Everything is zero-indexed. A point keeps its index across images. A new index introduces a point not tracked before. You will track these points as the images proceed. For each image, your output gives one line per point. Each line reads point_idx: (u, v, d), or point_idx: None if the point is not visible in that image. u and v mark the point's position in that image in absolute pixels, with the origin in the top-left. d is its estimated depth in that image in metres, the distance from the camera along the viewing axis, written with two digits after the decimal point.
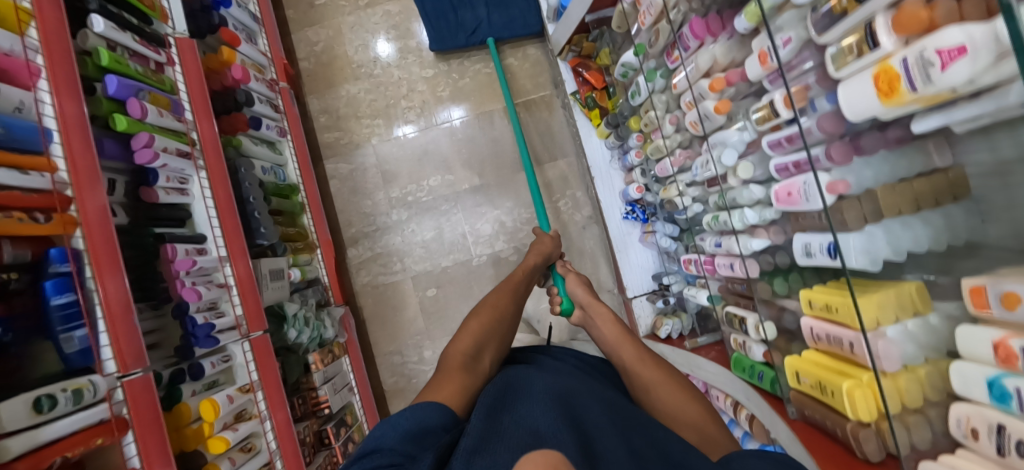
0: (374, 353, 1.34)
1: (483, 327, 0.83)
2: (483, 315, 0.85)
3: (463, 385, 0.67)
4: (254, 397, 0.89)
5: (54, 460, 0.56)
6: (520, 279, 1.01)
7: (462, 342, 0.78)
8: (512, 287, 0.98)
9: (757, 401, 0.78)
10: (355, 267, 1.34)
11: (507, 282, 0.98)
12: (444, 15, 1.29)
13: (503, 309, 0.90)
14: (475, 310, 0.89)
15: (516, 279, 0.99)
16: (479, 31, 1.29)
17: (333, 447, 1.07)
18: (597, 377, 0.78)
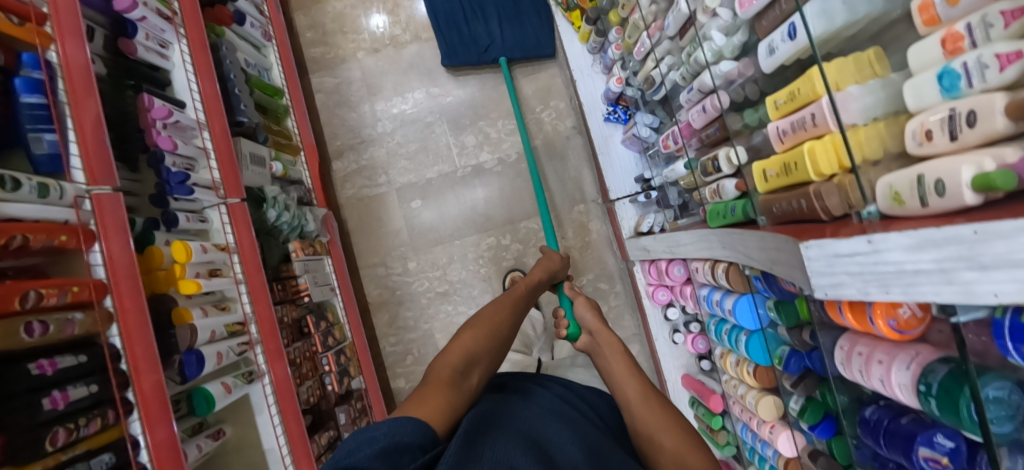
0: (359, 265, 1.33)
1: (478, 341, 0.70)
2: (477, 329, 0.71)
3: (449, 401, 0.55)
4: (229, 259, 0.89)
5: (15, 237, 0.56)
6: (523, 288, 0.86)
7: (451, 356, 0.65)
8: (514, 299, 0.84)
9: (727, 243, 0.78)
10: (340, 180, 1.34)
11: (508, 294, 0.84)
12: (457, 28, 1.28)
13: (501, 323, 0.76)
14: (471, 323, 0.75)
15: (517, 293, 0.85)
16: (493, 49, 1.29)
17: (312, 336, 1.06)
18: (583, 411, 0.68)
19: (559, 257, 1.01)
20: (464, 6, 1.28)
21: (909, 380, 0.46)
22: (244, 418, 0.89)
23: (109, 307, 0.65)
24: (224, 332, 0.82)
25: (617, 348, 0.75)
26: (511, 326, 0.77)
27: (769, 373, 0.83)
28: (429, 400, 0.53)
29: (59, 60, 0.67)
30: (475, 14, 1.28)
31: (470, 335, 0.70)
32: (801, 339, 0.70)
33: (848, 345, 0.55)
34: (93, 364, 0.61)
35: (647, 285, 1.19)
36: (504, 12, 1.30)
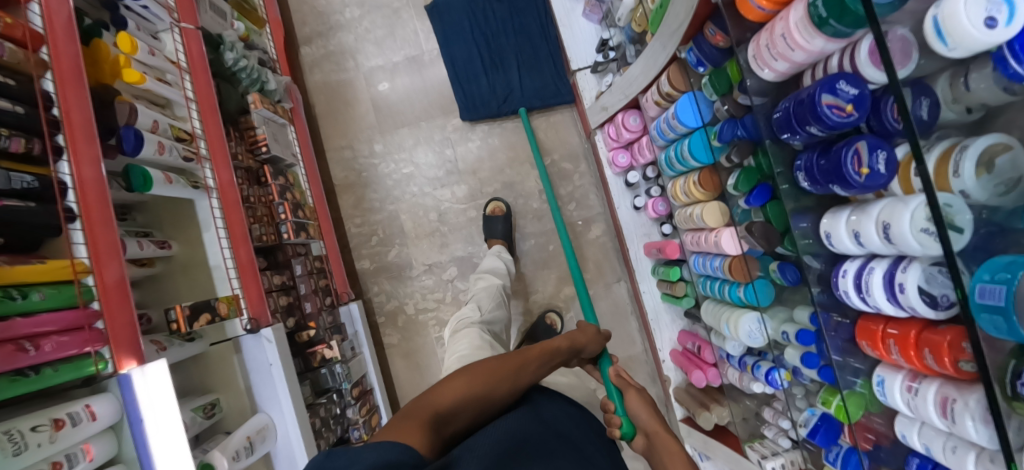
0: (325, 148, 1.34)
1: (471, 389, 0.63)
2: (460, 382, 0.64)
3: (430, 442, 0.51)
4: (180, 75, 0.90)
5: None
6: (539, 351, 0.77)
7: (442, 398, 0.61)
8: (532, 358, 0.75)
9: (667, 29, 0.78)
10: (309, 65, 1.36)
11: (526, 350, 0.76)
12: (479, 106, 1.30)
13: (506, 376, 0.68)
14: (468, 369, 0.69)
15: (534, 352, 0.76)
16: (511, 96, 1.30)
17: (269, 186, 1.07)
18: None
19: (593, 331, 0.88)
20: (484, 55, 1.31)
21: (804, 12, 0.47)
22: (190, 234, 0.89)
23: (44, 56, 0.66)
24: (168, 132, 0.83)
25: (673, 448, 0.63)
26: (521, 381, 0.70)
27: (712, 176, 0.83)
28: (412, 432, 0.50)
29: None
30: (495, 67, 1.30)
31: (463, 382, 0.64)
32: (734, 102, 0.70)
33: (756, 39, 0.55)
34: (19, 91, 0.62)
35: (608, 150, 1.19)
36: (523, 58, 1.31)
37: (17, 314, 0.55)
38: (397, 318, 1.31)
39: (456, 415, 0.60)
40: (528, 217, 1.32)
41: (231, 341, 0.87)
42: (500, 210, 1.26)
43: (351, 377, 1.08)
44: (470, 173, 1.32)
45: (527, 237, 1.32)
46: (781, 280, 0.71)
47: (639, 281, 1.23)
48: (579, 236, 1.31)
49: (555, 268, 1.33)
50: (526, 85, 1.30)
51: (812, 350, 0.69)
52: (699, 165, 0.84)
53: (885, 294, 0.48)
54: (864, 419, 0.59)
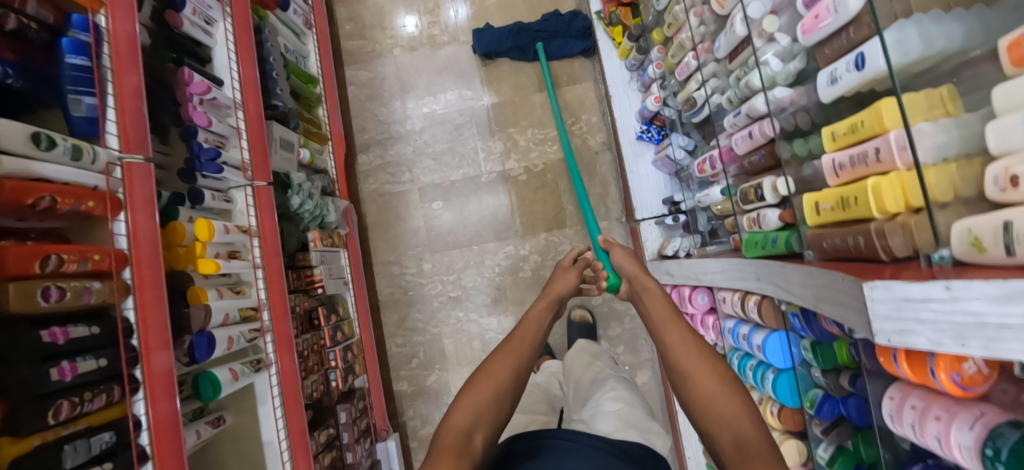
0: (373, 261, 1.31)
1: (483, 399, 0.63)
2: (473, 400, 0.63)
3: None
4: (249, 242, 0.87)
5: (42, 197, 0.54)
6: (529, 323, 0.78)
7: (458, 415, 0.62)
8: (524, 338, 0.75)
9: (767, 273, 0.74)
10: (363, 174, 1.33)
11: (523, 325, 0.77)
12: (505, 52, 1.30)
13: (510, 365, 0.69)
14: (474, 378, 0.67)
15: (530, 328, 0.77)
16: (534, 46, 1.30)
17: (322, 329, 1.04)
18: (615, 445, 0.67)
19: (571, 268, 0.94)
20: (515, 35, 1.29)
21: (972, 442, 0.42)
22: (244, 406, 0.86)
23: (127, 279, 0.63)
24: (236, 316, 0.80)
25: (654, 296, 0.77)
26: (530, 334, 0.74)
27: (796, 416, 0.79)
28: None
29: (109, 55, 0.66)
30: (523, 37, 1.29)
31: (480, 395, 0.63)
32: (838, 384, 0.66)
33: (898, 395, 0.51)
34: (106, 336, 0.59)
35: None
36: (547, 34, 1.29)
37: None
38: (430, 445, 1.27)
39: (476, 429, 0.60)
40: None
41: None
42: None
43: None
44: (517, 303, 1.29)
45: None
46: None
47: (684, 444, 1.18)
48: None
49: None
50: (550, 24, 1.28)
51: None
52: (780, 400, 0.80)
53: None
54: None
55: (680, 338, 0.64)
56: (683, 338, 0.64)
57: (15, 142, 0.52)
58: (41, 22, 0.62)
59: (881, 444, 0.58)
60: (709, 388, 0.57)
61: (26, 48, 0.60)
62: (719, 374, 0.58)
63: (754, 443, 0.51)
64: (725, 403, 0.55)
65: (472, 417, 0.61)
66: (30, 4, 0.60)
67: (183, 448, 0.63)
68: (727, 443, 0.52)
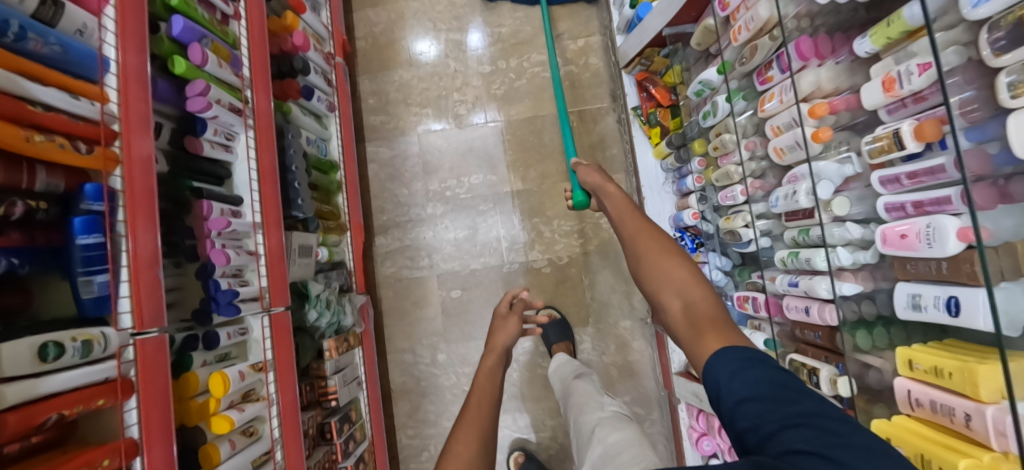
0: (387, 348, 1.27)
1: None
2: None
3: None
4: (265, 378, 0.83)
5: (47, 417, 0.49)
6: (479, 393, 0.85)
7: None
8: (476, 408, 0.81)
9: None
10: (381, 257, 1.28)
11: (478, 391, 0.85)
12: None
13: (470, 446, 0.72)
14: (443, 462, 0.71)
15: (476, 398, 0.84)
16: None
17: (333, 443, 0.99)
18: None
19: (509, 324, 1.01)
20: None
21: None
22: None
23: (139, 469, 0.59)
24: (249, 467, 0.76)
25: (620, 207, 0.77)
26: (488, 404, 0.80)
27: None
28: None
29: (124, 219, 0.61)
30: None
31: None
32: None
33: None
34: None
35: (690, 429, 1.11)
36: None
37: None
38: None
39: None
40: None
41: None
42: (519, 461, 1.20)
43: None
44: (533, 401, 1.25)
45: None
46: None
47: None
48: None
49: None
50: None
51: None
52: None
53: None
54: None
55: (637, 250, 0.68)
56: (640, 249, 0.67)
57: (19, 365, 0.48)
58: (49, 195, 0.57)
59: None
60: (667, 276, 0.61)
61: (34, 231, 0.55)
62: (669, 255, 0.63)
63: (703, 307, 0.54)
64: (676, 272, 0.60)
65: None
66: (41, 179, 0.55)
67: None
68: (680, 312, 0.56)
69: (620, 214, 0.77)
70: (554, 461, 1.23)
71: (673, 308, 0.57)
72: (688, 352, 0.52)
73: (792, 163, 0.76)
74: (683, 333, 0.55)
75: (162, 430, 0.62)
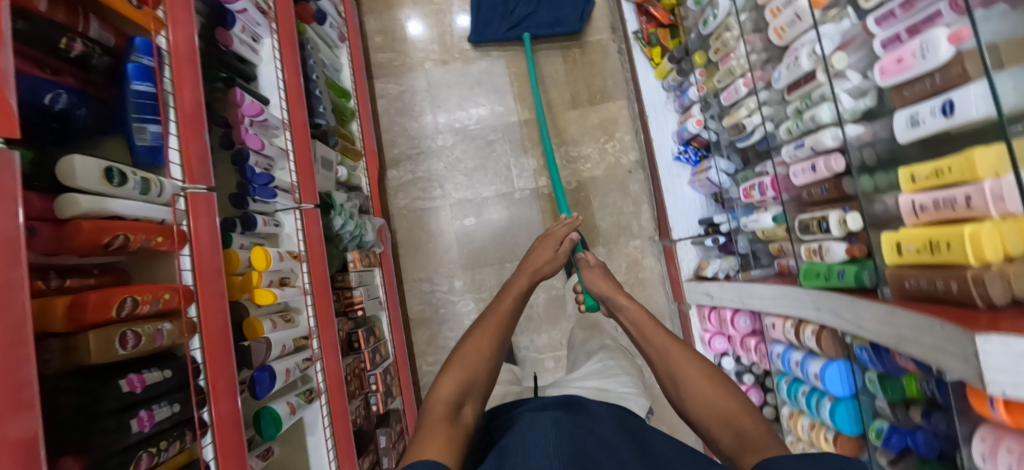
0: (403, 278, 1.29)
1: (471, 372, 0.65)
2: (458, 368, 0.64)
3: (451, 435, 0.55)
4: (299, 267, 0.84)
5: (117, 236, 0.51)
6: (513, 294, 0.82)
7: (444, 388, 0.62)
8: (494, 318, 0.75)
9: (831, 304, 0.75)
10: (394, 189, 1.30)
11: (493, 310, 0.77)
12: (489, 24, 1.29)
13: (485, 343, 0.70)
14: (458, 353, 0.69)
15: (503, 308, 0.78)
16: (519, 27, 1.29)
17: (362, 352, 1.01)
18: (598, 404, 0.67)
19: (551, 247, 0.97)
20: None
21: None
22: (293, 438, 0.83)
23: (193, 316, 0.61)
24: (290, 346, 0.77)
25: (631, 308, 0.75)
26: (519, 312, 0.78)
27: (852, 444, 0.80)
28: (433, 440, 0.52)
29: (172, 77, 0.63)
30: None
31: (456, 372, 0.64)
32: (907, 417, 0.68)
33: (990, 440, 0.52)
34: (175, 379, 0.56)
35: (702, 330, 1.17)
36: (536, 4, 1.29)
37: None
38: None
39: (468, 393, 0.63)
40: None
41: None
42: None
43: None
44: (549, 322, 1.28)
45: None
46: None
47: None
48: None
49: None
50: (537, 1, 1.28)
51: None
52: (838, 428, 0.81)
53: None
54: None
55: (664, 350, 0.64)
56: (667, 349, 0.64)
57: (89, 178, 0.49)
58: (103, 46, 0.58)
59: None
60: (700, 398, 0.57)
61: (90, 75, 0.57)
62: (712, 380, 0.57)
63: (716, 422, 0.54)
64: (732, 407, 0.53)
65: (458, 387, 0.62)
66: (94, 28, 0.56)
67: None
68: (728, 438, 0.52)
69: (640, 328, 0.71)
70: None
71: (722, 441, 0.53)
72: (694, 417, 0.57)
73: (791, 42, 0.83)
74: (734, 458, 0.51)
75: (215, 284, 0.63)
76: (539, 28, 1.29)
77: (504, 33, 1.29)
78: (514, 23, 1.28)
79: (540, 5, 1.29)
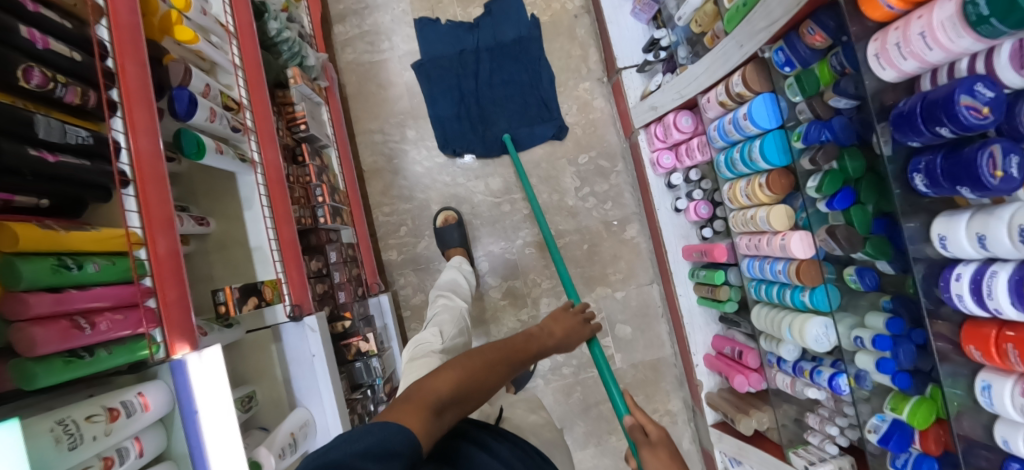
0: (355, 131, 1.28)
1: (467, 381, 0.59)
2: (460, 369, 0.60)
3: (428, 435, 0.47)
4: (227, 39, 0.83)
5: None
6: (534, 354, 0.77)
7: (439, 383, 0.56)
8: (506, 358, 0.70)
9: (750, 24, 0.77)
10: (341, 44, 1.29)
11: (511, 343, 0.73)
12: (461, 120, 1.27)
13: (493, 365, 0.66)
14: (458, 356, 0.64)
15: (517, 352, 0.73)
16: (496, 127, 1.27)
17: (306, 165, 1.00)
18: None
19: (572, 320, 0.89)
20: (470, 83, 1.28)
21: (955, 8, 0.45)
22: (230, 211, 0.82)
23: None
24: (218, 98, 0.76)
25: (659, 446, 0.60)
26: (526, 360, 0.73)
27: (783, 178, 0.82)
28: (410, 420, 0.47)
29: None
30: (485, 97, 1.28)
31: (458, 371, 0.59)
32: (822, 105, 0.70)
33: (881, 37, 0.54)
34: (76, 36, 0.55)
35: (651, 150, 1.19)
36: (511, 87, 1.28)
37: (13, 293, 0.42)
38: (423, 312, 1.25)
39: (461, 402, 0.57)
40: (563, 214, 1.28)
41: (270, 328, 0.81)
42: (450, 219, 1.22)
43: (384, 372, 1.02)
44: (505, 167, 1.29)
45: (561, 235, 1.28)
46: (855, 284, 0.73)
47: (675, 284, 1.21)
48: (614, 236, 1.28)
49: (588, 268, 1.28)
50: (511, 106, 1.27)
51: (889, 354, 0.69)
52: (770, 167, 0.83)
53: (1010, 298, 0.47)
54: (961, 431, 0.59)
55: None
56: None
57: None
58: None
59: (879, 152, 0.60)
60: None
61: None
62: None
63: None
64: None
65: (454, 388, 0.56)
66: None
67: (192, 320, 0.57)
68: None
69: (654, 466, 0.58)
70: (530, 220, 1.28)
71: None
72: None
73: None
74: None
75: None
76: (516, 124, 1.27)
77: (481, 142, 1.26)
78: (488, 129, 1.26)
79: (511, 106, 1.27)
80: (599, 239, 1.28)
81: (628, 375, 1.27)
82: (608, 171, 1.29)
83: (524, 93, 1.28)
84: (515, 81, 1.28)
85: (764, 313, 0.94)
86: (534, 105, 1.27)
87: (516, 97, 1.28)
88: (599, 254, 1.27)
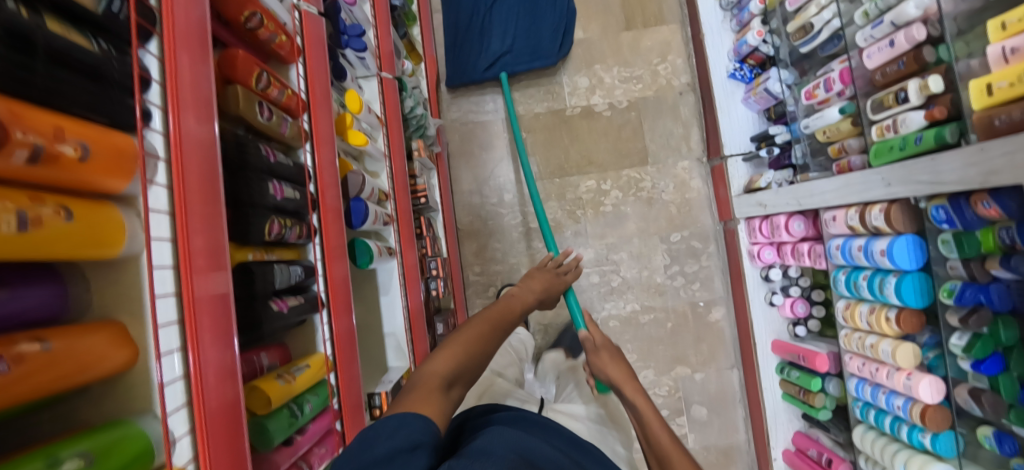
0: (454, 189, 1.31)
1: (466, 360, 0.62)
2: (458, 349, 0.63)
3: (441, 408, 0.52)
4: (380, 130, 0.87)
5: (254, 11, 0.52)
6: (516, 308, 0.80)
7: (439, 362, 0.60)
8: (495, 324, 0.72)
9: (906, 172, 0.76)
10: (447, 102, 1.33)
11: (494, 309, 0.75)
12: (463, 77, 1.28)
13: (481, 346, 0.67)
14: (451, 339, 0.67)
15: (507, 317, 0.76)
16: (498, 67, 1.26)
17: (424, 237, 1.04)
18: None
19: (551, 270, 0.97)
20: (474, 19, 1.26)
21: None
22: (367, 296, 0.85)
23: (306, 125, 0.62)
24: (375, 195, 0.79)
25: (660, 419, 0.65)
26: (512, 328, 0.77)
27: (916, 319, 0.82)
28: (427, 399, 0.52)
29: None
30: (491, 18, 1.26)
31: (455, 353, 0.62)
32: (983, 270, 0.70)
33: None
34: (295, 170, 0.58)
35: (751, 243, 1.20)
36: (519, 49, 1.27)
37: (264, 452, 0.46)
38: None
39: (462, 375, 0.61)
40: (649, 291, 1.29)
41: None
42: None
43: None
44: (598, 238, 1.30)
45: (646, 311, 1.29)
46: (991, 447, 0.72)
47: (761, 376, 1.21)
48: (699, 319, 1.29)
49: (671, 347, 1.29)
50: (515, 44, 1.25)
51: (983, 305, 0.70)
52: (902, 304, 0.83)
53: None
54: None
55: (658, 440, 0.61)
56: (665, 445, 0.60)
57: None
58: None
59: None
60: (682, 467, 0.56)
61: None
62: None
63: None
64: None
65: (452, 367, 0.60)
66: None
67: (360, 415, 0.62)
68: None
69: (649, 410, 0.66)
70: (616, 292, 1.29)
71: None
72: None
73: None
74: None
75: (322, 97, 0.65)
76: (517, 63, 1.26)
77: (482, 71, 1.26)
78: (492, 61, 1.25)
79: (515, 35, 1.26)
80: (685, 322, 1.29)
81: (699, 456, 1.28)
82: (699, 251, 1.30)
83: (532, 29, 1.26)
84: (522, 18, 1.26)
85: (870, 437, 0.95)
86: (536, 37, 1.25)
87: (522, 27, 1.26)
88: (682, 334, 1.28)
